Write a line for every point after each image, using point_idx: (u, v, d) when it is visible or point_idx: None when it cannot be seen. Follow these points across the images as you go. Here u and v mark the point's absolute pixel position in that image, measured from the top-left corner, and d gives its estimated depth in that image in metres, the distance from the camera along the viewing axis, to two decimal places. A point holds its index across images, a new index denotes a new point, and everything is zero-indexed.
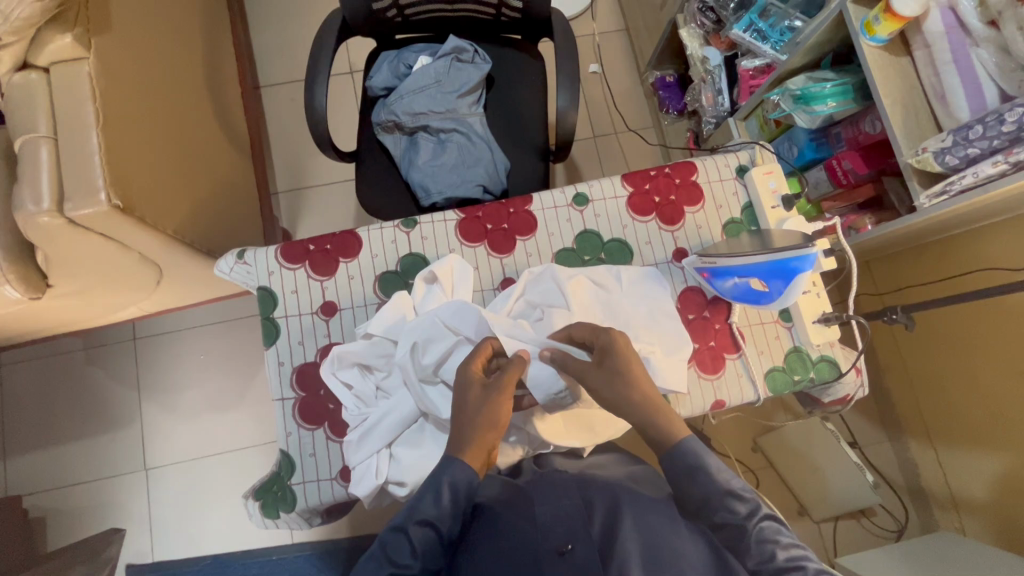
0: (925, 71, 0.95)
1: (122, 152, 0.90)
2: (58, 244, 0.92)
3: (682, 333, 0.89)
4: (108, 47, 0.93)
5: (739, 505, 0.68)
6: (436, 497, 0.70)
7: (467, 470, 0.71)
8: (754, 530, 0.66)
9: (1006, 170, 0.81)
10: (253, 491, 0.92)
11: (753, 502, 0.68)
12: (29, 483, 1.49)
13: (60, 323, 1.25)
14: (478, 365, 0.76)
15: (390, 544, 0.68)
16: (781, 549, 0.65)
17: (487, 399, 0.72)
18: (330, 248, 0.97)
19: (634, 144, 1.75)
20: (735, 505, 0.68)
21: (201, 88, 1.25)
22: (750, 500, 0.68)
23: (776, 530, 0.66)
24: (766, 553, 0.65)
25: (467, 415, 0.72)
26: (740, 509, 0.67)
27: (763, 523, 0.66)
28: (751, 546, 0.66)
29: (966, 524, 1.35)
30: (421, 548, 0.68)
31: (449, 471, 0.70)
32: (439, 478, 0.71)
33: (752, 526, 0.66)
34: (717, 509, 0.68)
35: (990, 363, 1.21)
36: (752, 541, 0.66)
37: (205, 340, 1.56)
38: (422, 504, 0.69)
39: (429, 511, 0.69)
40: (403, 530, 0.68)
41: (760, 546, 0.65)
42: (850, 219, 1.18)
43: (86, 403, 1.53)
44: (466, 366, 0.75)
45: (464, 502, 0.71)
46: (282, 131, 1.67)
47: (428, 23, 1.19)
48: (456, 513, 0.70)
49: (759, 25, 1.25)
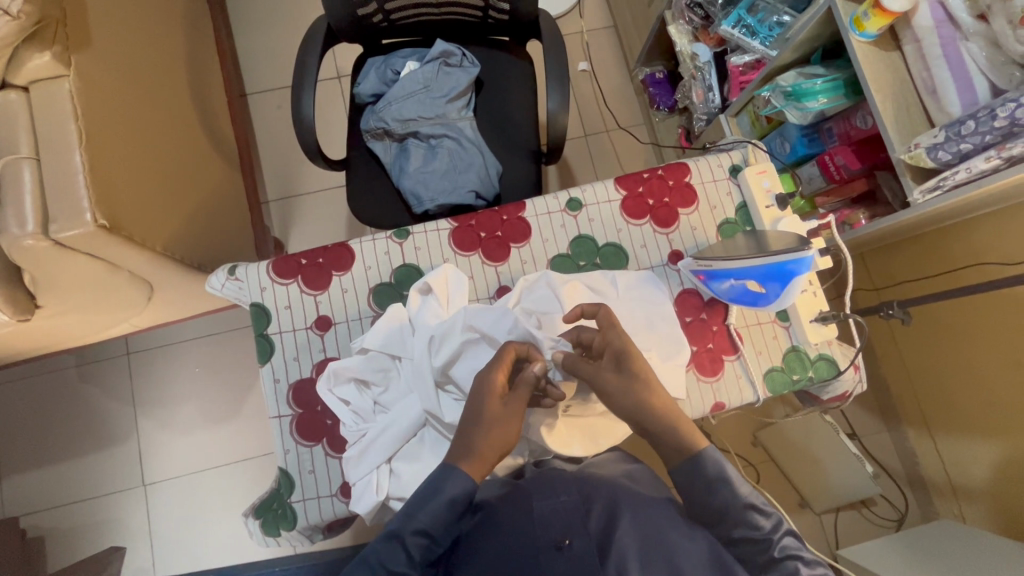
0: (915, 66, 0.94)
1: (106, 171, 0.89)
2: (44, 266, 0.91)
3: (681, 341, 0.88)
4: (87, 63, 0.91)
5: (762, 519, 0.67)
6: (433, 505, 0.68)
7: (462, 480, 0.69)
8: (778, 543, 0.66)
9: (999, 165, 0.81)
10: (252, 509, 0.91)
11: (775, 518, 0.68)
12: (26, 502, 1.47)
13: (51, 342, 1.23)
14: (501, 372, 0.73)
15: (384, 553, 0.65)
16: (804, 568, 0.65)
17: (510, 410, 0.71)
18: (323, 261, 0.96)
19: (625, 141, 1.75)
20: (757, 519, 0.67)
21: (184, 98, 1.23)
22: (772, 515, 0.68)
23: (800, 548, 0.66)
24: (790, 568, 0.64)
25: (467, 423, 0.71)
26: (763, 523, 0.67)
27: (785, 540, 0.66)
28: (774, 561, 0.65)
29: (966, 511, 1.36)
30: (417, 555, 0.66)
31: (449, 482, 0.68)
32: (438, 489, 0.68)
33: (776, 539, 0.66)
34: (739, 524, 0.68)
35: (984, 354, 1.22)
36: (774, 557, 0.65)
37: (200, 352, 1.54)
38: (417, 512, 0.67)
39: (425, 519, 0.67)
40: (397, 537, 0.66)
41: (782, 562, 0.65)
42: (844, 214, 1.18)
43: (81, 419, 1.51)
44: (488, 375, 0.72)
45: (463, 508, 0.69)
46: (270, 138, 1.66)
47: (414, 27, 1.17)
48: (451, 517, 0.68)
49: (748, 21, 1.25)
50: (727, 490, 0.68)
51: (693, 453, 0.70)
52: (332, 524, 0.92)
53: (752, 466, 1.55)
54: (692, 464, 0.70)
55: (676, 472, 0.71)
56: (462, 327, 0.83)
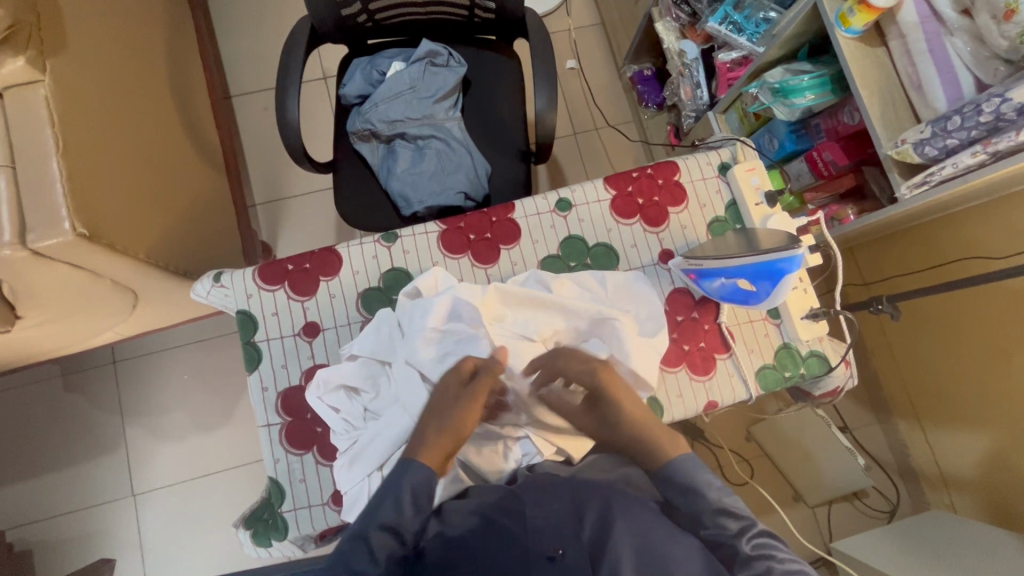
0: (901, 61, 0.94)
1: (85, 178, 0.87)
2: (23, 277, 0.89)
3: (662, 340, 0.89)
4: (62, 68, 0.89)
5: (730, 522, 0.70)
6: (396, 500, 0.70)
7: (423, 472, 0.72)
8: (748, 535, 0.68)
9: (985, 160, 0.81)
10: (242, 520, 0.90)
11: (744, 520, 0.70)
12: (14, 516, 1.45)
13: (34, 352, 1.20)
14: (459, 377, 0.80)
15: (349, 553, 0.66)
16: (777, 565, 0.65)
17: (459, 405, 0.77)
18: (309, 267, 0.95)
19: (614, 139, 1.74)
20: (725, 522, 0.70)
21: (165, 101, 1.20)
22: (742, 518, 0.70)
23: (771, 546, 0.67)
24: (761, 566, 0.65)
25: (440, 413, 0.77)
26: (730, 526, 0.69)
27: (757, 540, 0.68)
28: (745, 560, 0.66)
29: (957, 502, 1.37)
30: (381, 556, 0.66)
31: (408, 476, 0.71)
32: (398, 485, 0.71)
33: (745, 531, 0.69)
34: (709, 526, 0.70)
35: (972, 346, 1.22)
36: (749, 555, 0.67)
37: (188, 360, 1.52)
38: (380, 509, 0.69)
39: (388, 515, 0.69)
40: (362, 538, 0.67)
41: (755, 560, 0.66)
42: (832, 210, 1.18)
43: (67, 430, 1.48)
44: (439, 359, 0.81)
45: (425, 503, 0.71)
46: (256, 141, 1.64)
47: (400, 27, 1.16)
48: (417, 514, 0.70)
49: (734, 17, 1.25)
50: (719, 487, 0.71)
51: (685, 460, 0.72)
52: (325, 534, 0.91)
53: (746, 462, 1.55)
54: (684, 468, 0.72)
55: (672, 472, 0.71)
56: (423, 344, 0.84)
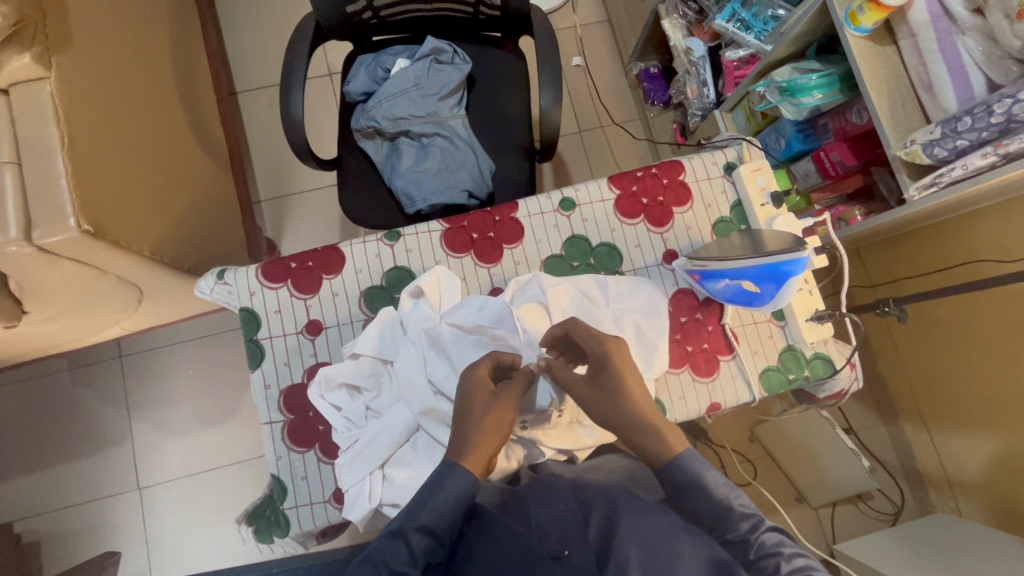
0: (911, 60, 0.92)
1: (90, 174, 0.87)
2: (28, 272, 0.89)
3: (658, 340, 0.88)
4: (67, 64, 0.89)
5: (742, 522, 0.66)
6: (437, 505, 0.67)
7: (461, 475, 0.69)
8: (756, 543, 0.65)
9: (996, 162, 0.80)
10: (245, 516, 0.90)
11: (754, 518, 0.67)
12: (20, 508, 1.46)
13: (40, 347, 1.21)
14: (482, 378, 0.76)
15: (386, 550, 0.63)
16: (785, 563, 0.62)
17: (495, 405, 0.73)
18: (312, 265, 0.95)
19: (620, 137, 1.73)
20: (737, 522, 0.66)
21: (169, 97, 1.20)
22: (753, 516, 0.67)
23: (780, 543, 0.64)
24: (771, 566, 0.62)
25: (470, 421, 0.73)
26: (743, 525, 0.66)
27: (765, 537, 0.65)
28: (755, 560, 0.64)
29: (963, 505, 1.36)
30: (420, 557, 0.64)
31: (449, 480, 0.69)
32: (437, 486, 0.68)
33: (755, 541, 0.65)
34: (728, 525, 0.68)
35: (980, 350, 1.21)
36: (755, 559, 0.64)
37: (193, 355, 1.53)
38: (421, 510, 0.66)
39: (429, 518, 0.66)
40: (401, 535, 0.64)
41: (763, 559, 0.63)
42: (839, 211, 1.17)
43: (74, 424, 1.50)
44: (469, 376, 0.76)
45: (463, 507, 0.68)
46: (261, 137, 1.64)
47: (405, 24, 1.16)
48: (457, 517, 0.67)
49: (742, 15, 1.23)
50: (713, 487, 0.69)
51: (682, 465, 0.70)
52: (326, 530, 0.91)
53: (749, 462, 1.55)
54: (684, 471, 0.70)
55: (677, 472, 0.71)
56: (445, 327, 0.84)
